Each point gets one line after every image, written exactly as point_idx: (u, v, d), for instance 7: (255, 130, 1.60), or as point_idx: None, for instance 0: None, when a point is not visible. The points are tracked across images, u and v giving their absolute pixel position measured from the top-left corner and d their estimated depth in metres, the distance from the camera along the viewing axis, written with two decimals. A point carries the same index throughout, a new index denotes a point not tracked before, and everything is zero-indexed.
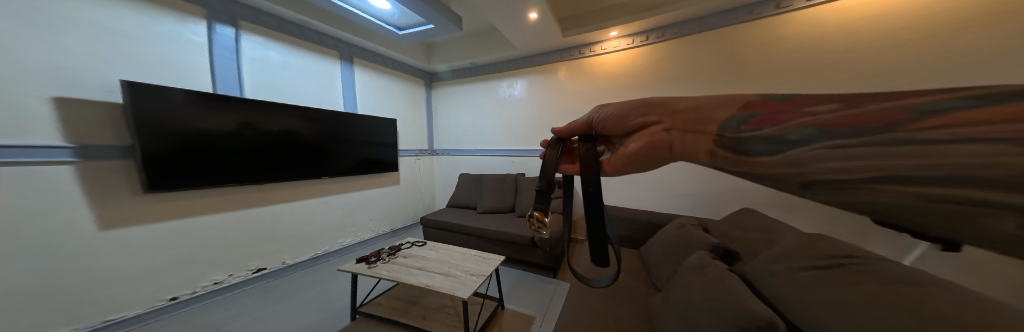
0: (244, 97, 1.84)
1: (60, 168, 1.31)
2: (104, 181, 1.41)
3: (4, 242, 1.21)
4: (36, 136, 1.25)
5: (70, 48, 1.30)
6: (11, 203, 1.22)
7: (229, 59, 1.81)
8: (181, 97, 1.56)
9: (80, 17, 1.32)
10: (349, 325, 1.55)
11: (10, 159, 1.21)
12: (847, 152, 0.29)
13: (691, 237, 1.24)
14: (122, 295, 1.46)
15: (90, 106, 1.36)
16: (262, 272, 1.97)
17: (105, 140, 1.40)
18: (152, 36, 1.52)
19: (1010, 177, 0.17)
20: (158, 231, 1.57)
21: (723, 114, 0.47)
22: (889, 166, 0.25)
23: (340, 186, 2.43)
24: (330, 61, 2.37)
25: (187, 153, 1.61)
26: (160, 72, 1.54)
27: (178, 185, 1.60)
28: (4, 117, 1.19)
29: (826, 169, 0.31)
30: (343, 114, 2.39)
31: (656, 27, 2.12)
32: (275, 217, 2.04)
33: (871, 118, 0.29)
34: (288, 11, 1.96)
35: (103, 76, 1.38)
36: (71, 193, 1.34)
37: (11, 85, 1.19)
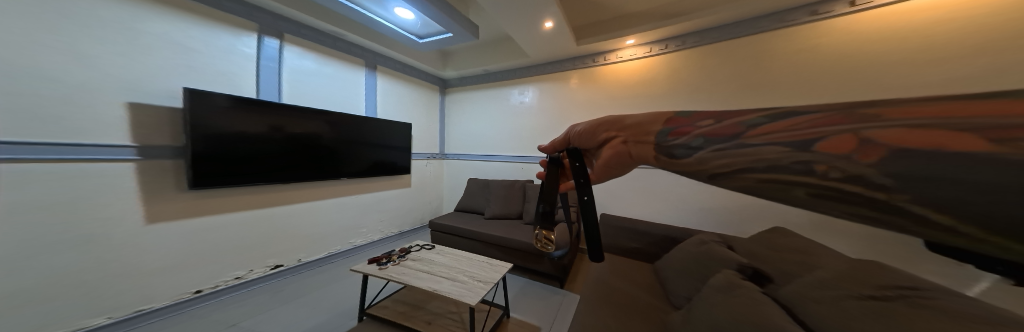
0: (280, 103, 1.98)
1: (121, 165, 1.45)
2: (154, 178, 1.54)
3: (64, 231, 1.33)
4: (105, 136, 1.40)
5: (138, 58, 1.47)
6: (73, 197, 1.35)
7: (272, 68, 1.98)
8: (224, 102, 1.69)
9: (147, 30, 1.49)
10: (355, 326, 1.58)
11: (76, 156, 1.34)
12: (724, 152, 0.36)
13: (714, 254, 1.21)
14: (155, 286, 1.56)
15: (153, 111, 1.52)
16: (278, 269, 2.06)
17: (163, 141, 1.55)
18: (203, 46, 1.68)
19: (904, 166, 0.21)
20: (191, 226, 1.68)
21: (658, 125, 0.50)
22: (753, 159, 0.32)
23: (354, 187, 2.52)
24: (356, 68, 2.49)
25: (225, 153, 1.73)
26: (205, 78, 1.68)
27: (216, 183, 1.71)
28: (83, 120, 1.34)
29: (713, 165, 0.37)
30: (362, 119, 2.49)
31: (675, 35, 2.08)
32: (294, 215, 2.14)
33: (731, 129, 0.38)
34: (323, 23, 2.10)
35: (167, 85, 1.54)
36: (126, 189, 1.47)
37: (91, 92, 1.35)
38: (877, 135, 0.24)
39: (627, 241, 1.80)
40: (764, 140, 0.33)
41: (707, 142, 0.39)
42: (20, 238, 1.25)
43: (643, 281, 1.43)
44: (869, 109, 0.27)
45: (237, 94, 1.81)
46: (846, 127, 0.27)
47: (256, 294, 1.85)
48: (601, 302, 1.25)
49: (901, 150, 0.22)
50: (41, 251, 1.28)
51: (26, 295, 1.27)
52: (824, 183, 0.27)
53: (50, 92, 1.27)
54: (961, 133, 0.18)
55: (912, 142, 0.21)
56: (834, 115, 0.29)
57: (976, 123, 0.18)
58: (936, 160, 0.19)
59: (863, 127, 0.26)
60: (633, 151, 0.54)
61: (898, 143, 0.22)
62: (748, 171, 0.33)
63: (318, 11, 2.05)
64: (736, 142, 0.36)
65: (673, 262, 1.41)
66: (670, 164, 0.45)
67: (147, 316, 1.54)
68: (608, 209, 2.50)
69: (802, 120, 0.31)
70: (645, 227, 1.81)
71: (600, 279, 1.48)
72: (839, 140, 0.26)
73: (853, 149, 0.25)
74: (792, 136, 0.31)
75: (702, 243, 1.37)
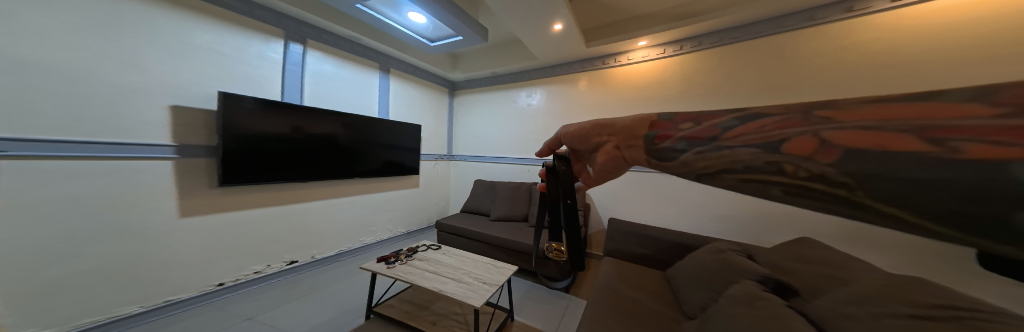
0: (302, 105, 2.07)
1: (161, 163, 1.55)
2: (191, 175, 1.65)
3: (105, 223, 1.42)
4: (149, 136, 1.51)
5: (175, 63, 1.56)
6: (114, 191, 1.43)
7: (296, 72, 2.08)
8: (252, 105, 1.78)
9: (184, 37, 1.60)
10: (363, 324, 1.60)
11: (121, 154, 1.44)
12: (705, 154, 0.37)
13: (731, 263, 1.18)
14: (183, 278, 1.64)
15: (194, 113, 1.64)
16: (294, 265, 2.13)
17: (199, 140, 1.67)
18: (233, 51, 1.78)
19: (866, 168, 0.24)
20: (219, 221, 1.77)
21: (643, 129, 0.51)
22: (733, 161, 0.34)
23: (366, 187, 2.58)
24: (371, 71, 2.56)
25: (251, 152, 1.82)
26: (234, 81, 1.79)
27: (242, 180, 1.80)
28: (134, 122, 1.46)
29: (698, 166, 0.38)
30: (376, 120, 2.56)
31: (690, 36, 2.04)
32: (309, 213, 2.21)
33: (709, 131, 0.39)
34: (342, 28, 2.18)
35: (203, 89, 1.66)
36: (166, 185, 1.57)
37: (141, 97, 1.47)
38: (832, 136, 0.27)
39: (637, 247, 1.76)
40: (738, 142, 0.35)
41: (690, 146, 0.40)
42: (59, 229, 1.32)
43: (654, 289, 1.40)
44: (820, 112, 0.30)
45: (262, 97, 1.90)
46: (804, 129, 0.30)
47: (272, 289, 1.92)
48: (609, 308, 1.22)
49: (852, 149, 0.25)
50: (82, 242, 1.37)
51: (67, 284, 1.35)
52: (795, 182, 0.29)
53: (91, 92, 1.35)
54: (903, 135, 0.22)
55: (860, 143, 0.24)
56: (792, 119, 0.32)
57: (909, 126, 0.22)
58: (888, 158, 0.22)
59: (820, 129, 0.29)
60: (625, 155, 0.55)
61: (849, 144, 0.25)
62: (728, 172, 0.34)
63: (337, 16, 2.14)
64: (714, 144, 0.37)
65: (685, 270, 1.37)
66: (660, 166, 0.45)
67: (174, 306, 1.62)
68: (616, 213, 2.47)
69: (767, 122, 0.34)
70: (656, 233, 1.75)
71: (607, 284, 1.46)
72: (801, 142, 0.29)
73: (814, 150, 0.27)
74: (759, 137, 0.33)
75: (721, 251, 1.31)
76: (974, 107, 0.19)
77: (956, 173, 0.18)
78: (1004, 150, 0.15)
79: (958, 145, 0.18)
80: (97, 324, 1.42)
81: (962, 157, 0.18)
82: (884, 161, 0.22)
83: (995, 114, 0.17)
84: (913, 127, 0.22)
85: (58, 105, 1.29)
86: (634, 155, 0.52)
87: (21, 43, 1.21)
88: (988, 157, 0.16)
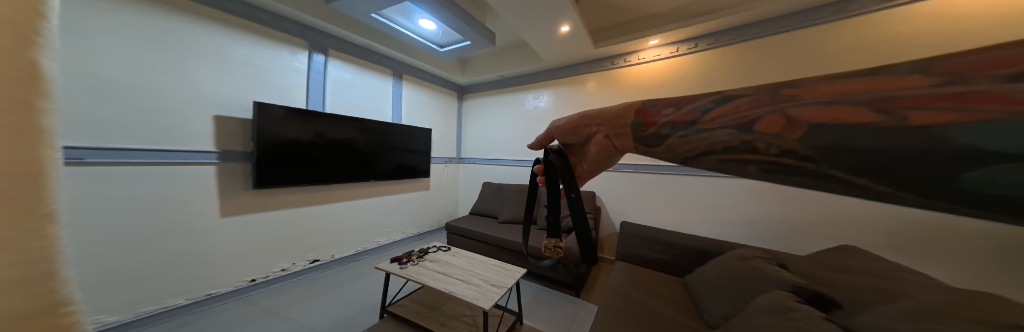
0: (324, 112, 2.18)
1: (206, 168, 1.71)
2: (232, 179, 1.81)
3: (156, 222, 1.56)
4: (194, 143, 1.66)
5: (210, 74, 1.70)
6: (166, 193, 1.58)
7: (318, 81, 2.20)
8: (281, 113, 1.91)
9: (219, 48, 1.73)
10: (377, 323, 1.64)
11: (174, 161, 1.59)
12: (688, 137, 0.40)
13: None
14: (219, 272, 1.76)
15: (234, 122, 1.81)
16: (316, 263, 2.23)
17: (237, 146, 1.82)
18: (264, 62, 1.92)
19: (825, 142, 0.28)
20: (253, 220, 1.91)
21: (629, 116, 0.51)
22: (716, 144, 0.37)
23: (380, 189, 2.67)
24: (384, 78, 2.66)
25: (282, 156, 1.95)
26: (264, 90, 1.92)
27: (274, 182, 1.94)
28: (185, 130, 1.62)
29: (686, 148, 0.41)
30: (389, 125, 2.65)
31: (704, 33, 1.98)
32: (329, 214, 2.31)
33: (688, 116, 0.41)
34: (360, 38, 2.30)
35: (241, 99, 1.82)
36: (209, 188, 1.72)
37: (192, 107, 1.64)
38: (796, 113, 0.31)
39: (650, 251, 1.68)
40: (715, 124, 0.38)
41: (673, 130, 0.42)
42: (115, 227, 1.44)
43: (671, 297, 1.34)
44: (785, 91, 0.34)
45: (289, 105, 2.03)
46: (770, 108, 0.34)
47: (296, 286, 2.02)
48: None
49: (816, 124, 0.29)
50: (140, 237, 1.51)
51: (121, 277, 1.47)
52: (766, 158, 0.33)
53: (140, 101, 1.48)
54: (858, 107, 0.26)
55: (821, 117, 0.28)
56: (760, 97, 0.36)
57: (862, 98, 0.26)
58: (846, 129, 0.26)
59: (785, 106, 0.32)
60: (615, 143, 0.56)
61: (811, 119, 0.29)
62: (710, 153, 0.38)
63: (353, 25, 2.25)
64: (695, 127, 0.40)
65: None
66: (648, 151, 0.48)
67: (210, 300, 1.73)
68: (629, 216, 2.42)
69: (740, 104, 0.37)
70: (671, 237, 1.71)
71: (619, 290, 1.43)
72: (770, 121, 0.33)
73: (782, 127, 0.31)
74: (733, 119, 0.37)
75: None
76: (914, 78, 0.24)
77: (906, 140, 0.22)
78: (950, 117, 0.20)
79: (908, 113, 0.23)
80: (151, 313, 1.55)
81: (908, 124, 0.22)
82: (832, 136, 0.27)
83: (936, 83, 0.22)
84: (866, 99, 0.26)
85: (121, 115, 1.43)
86: (622, 143, 0.54)
87: (89, 61, 1.35)
88: (937, 122, 0.20)
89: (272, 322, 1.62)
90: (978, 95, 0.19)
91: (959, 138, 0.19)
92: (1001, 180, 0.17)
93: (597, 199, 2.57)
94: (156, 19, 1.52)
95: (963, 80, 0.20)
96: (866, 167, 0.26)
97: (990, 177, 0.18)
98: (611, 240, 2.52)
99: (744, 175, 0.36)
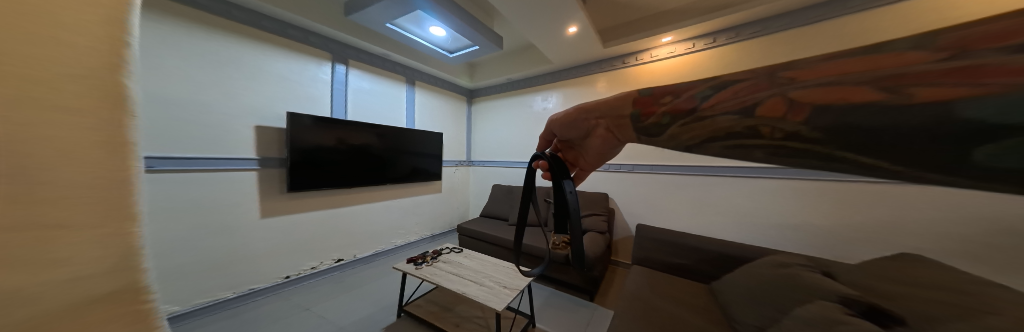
0: (346, 120, 2.32)
1: (247, 173, 1.87)
2: (269, 183, 1.97)
3: (208, 223, 1.72)
4: (237, 151, 1.82)
5: (245, 87, 1.85)
6: (215, 196, 1.74)
7: (340, 91, 2.32)
8: (308, 121, 2.05)
9: (255, 64, 1.89)
10: (394, 322, 1.70)
11: (224, 168, 1.77)
12: (690, 126, 0.40)
13: (801, 280, 1.05)
14: (259, 268, 1.93)
15: (269, 131, 1.97)
16: (340, 263, 2.35)
17: (273, 153, 1.98)
18: (294, 75, 2.07)
19: (833, 124, 0.28)
20: (284, 221, 2.05)
21: (627, 108, 0.51)
22: (719, 132, 0.37)
23: (396, 192, 2.78)
24: (398, 85, 2.76)
25: (311, 162, 2.10)
26: (293, 100, 2.06)
27: (306, 186, 2.09)
28: (230, 140, 1.79)
29: (689, 137, 0.41)
30: (404, 130, 2.75)
31: (723, 28, 1.91)
32: (350, 216, 2.42)
33: (687, 104, 0.41)
34: (379, 48, 2.42)
35: (275, 110, 1.98)
36: (250, 192, 1.89)
37: (237, 119, 1.82)
38: (797, 95, 0.31)
39: (672, 257, 1.64)
40: (715, 111, 0.38)
41: (674, 120, 0.42)
42: (185, 227, 1.64)
43: (695, 303, 1.29)
44: (783, 74, 0.33)
45: (316, 114, 2.18)
46: (771, 91, 0.33)
47: (322, 284, 2.14)
48: (639, 321, 1.17)
49: (817, 107, 0.28)
50: (195, 236, 1.68)
51: (179, 272, 1.63)
52: (772, 141, 0.33)
53: (201, 115, 1.68)
54: (858, 86, 0.26)
55: (822, 100, 0.28)
56: (759, 81, 0.35)
57: (864, 78, 0.26)
58: (846, 110, 0.27)
59: (786, 89, 0.32)
60: (617, 135, 0.56)
61: (812, 101, 0.29)
62: (713, 140, 0.38)
63: (370, 36, 2.36)
64: (694, 115, 0.40)
65: (737, 282, 1.27)
66: (651, 140, 0.49)
67: (250, 295, 1.88)
68: (644, 219, 2.36)
69: (739, 88, 0.36)
70: (694, 242, 1.64)
71: (635, 294, 1.40)
72: (772, 103, 0.32)
73: (785, 111, 0.31)
74: (734, 104, 0.36)
75: (784, 265, 1.19)
76: (918, 53, 0.24)
77: (906, 118, 0.23)
78: (955, 93, 0.20)
79: (913, 90, 0.23)
80: (205, 305, 1.71)
81: (911, 100, 0.23)
82: (841, 117, 0.27)
83: (941, 58, 0.23)
84: (865, 78, 0.26)
85: (179, 127, 1.61)
86: (623, 133, 0.54)
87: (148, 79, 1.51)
88: (943, 97, 0.21)
89: (303, 317, 1.73)
90: (985, 69, 0.20)
91: (965, 112, 0.20)
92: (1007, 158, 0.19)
93: (609, 200, 2.52)
94: (203, 39, 1.68)
95: (971, 54, 0.21)
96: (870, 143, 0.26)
97: (1000, 154, 0.19)
98: (626, 243, 2.46)
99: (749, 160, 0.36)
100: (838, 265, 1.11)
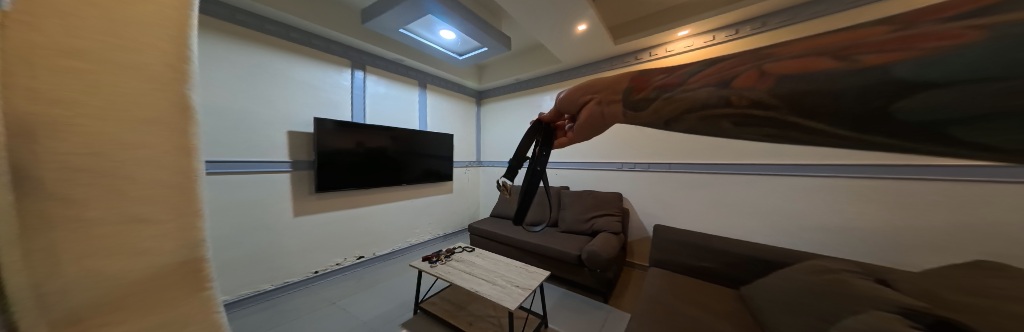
0: (365, 123, 2.42)
1: (280, 175, 2.02)
2: (299, 184, 2.11)
3: (247, 220, 1.88)
4: (270, 154, 1.97)
5: (274, 95, 1.97)
6: (252, 197, 1.89)
7: (358, 96, 2.43)
8: (331, 126, 2.17)
9: (286, 73, 2.03)
10: (411, 319, 1.75)
11: (260, 170, 1.92)
12: (672, 98, 0.37)
13: (846, 285, 0.99)
14: (290, 264, 2.06)
15: (299, 136, 2.11)
16: (362, 259, 2.46)
17: (302, 156, 2.12)
18: (318, 83, 2.20)
19: (794, 91, 0.25)
20: (313, 219, 2.19)
21: (624, 84, 0.46)
22: (696, 103, 0.34)
23: (411, 192, 2.87)
24: (411, 88, 2.84)
25: (336, 164, 2.22)
26: (317, 107, 2.19)
27: (332, 187, 2.22)
28: (266, 145, 1.94)
29: (669, 109, 0.37)
30: (417, 132, 2.83)
31: (745, 19, 1.82)
32: (369, 216, 2.52)
33: (672, 81, 0.38)
34: (393, 53, 2.51)
35: (303, 116, 2.12)
36: (283, 192, 2.03)
37: (271, 126, 1.97)
38: (770, 68, 0.28)
39: (694, 259, 1.57)
40: (696, 83, 0.35)
41: (660, 93, 0.39)
42: (228, 225, 1.79)
43: (721, 310, 1.22)
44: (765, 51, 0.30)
45: (338, 119, 2.29)
46: (750, 65, 0.30)
47: (346, 280, 2.25)
48: (658, 325, 1.13)
49: (783, 76, 0.26)
50: (235, 234, 1.82)
51: (224, 266, 1.79)
52: (740, 111, 0.30)
53: (243, 123, 1.84)
54: (822, 56, 0.24)
55: (788, 69, 0.26)
56: (741, 58, 0.32)
57: (829, 49, 0.24)
58: (803, 79, 0.24)
59: (762, 63, 0.29)
60: (605, 111, 0.53)
61: (781, 70, 0.26)
62: (689, 111, 0.35)
63: (385, 42, 2.44)
64: (678, 89, 0.37)
65: (772, 282, 1.23)
66: (632, 117, 0.45)
67: (284, 288, 2.02)
68: (661, 220, 2.27)
69: (721, 65, 0.34)
70: (719, 244, 1.56)
71: (653, 297, 1.36)
72: (747, 76, 0.30)
73: (755, 80, 0.29)
74: (717, 78, 0.33)
75: (829, 271, 1.11)
76: (874, 30, 0.23)
77: (845, 80, 0.21)
78: (891, 56, 0.19)
79: (863, 57, 0.21)
80: (246, 296, 1.86)
81: (859, 66, 0.21)
82: (802, 83, 0.24)
83: (892, 30, 0.21)
84: (830, 49, 0.24)
85: (222, 133, 1.76)
86: (610, 110, 0.51)
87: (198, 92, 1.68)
88: (885, 61, 0.19)
89: (329, 310, 1.84)
90: (926, 35, 0.18)
91: (898, 70, 0.18)
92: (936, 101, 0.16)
93: (623, 200, 2.46)
94: (240, 53, 1.83)
95: (916, 26, 0.20)
96: (822, 109, 0.24)
97: (934, 100, 0.17)
98: (641, 244, 2.38)
99: (722, 131, 0.34)
100: (896, 274, 1.03)
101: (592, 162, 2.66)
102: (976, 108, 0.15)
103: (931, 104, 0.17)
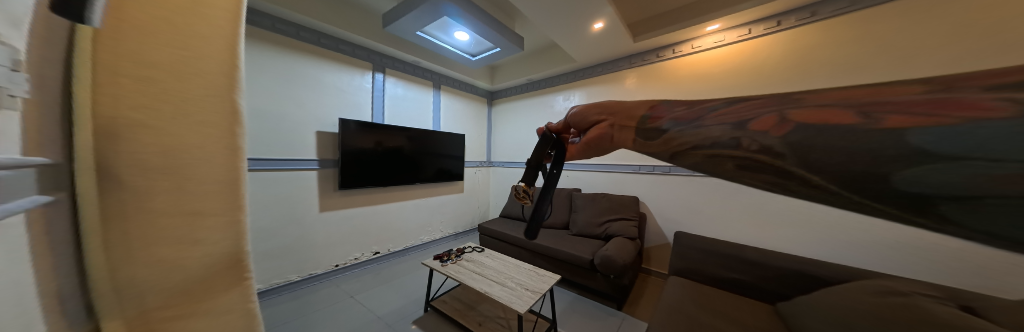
0: (384, 124, 2.51)
1: (309, 173, 2.14)
2: (326, 181, 2.22)
3: (276, 214, 1.99)
4: (301, 153, 2.09)
5: (303, 97, 2.08)
6: (283, 192, 2.01)
7: (377, 97, 2.50)
8: (354, 126, 2.26)
9: (315, 75, 2.14)
10: (422, 316, 1.78)
11: (292, 168, 2.04)
12: (694, 130, 0.44)
13: (909, 309, 0.89)
14: (316, 257, 2.17)
15: (325, 135, 2.22)
16: (378, 255, 2.54)
17: (328, 155, 2.23)
18: (345, 85, 2.31)
19: (811, 143, 0.34)
20: (336, 215, 2.29)
21: (640, 110, 0.56)
22: (715, 139, 0.41)
23: (424, 191, 2.93)
24: (427, 90, 2.91)
25: (357, 163, 2.30)
26: (342, 108, 2.30)
27: (355, 184, 2.31)
28: (298, 144, 2.07)
29: (688, 143, 0.44)
30: (431, 132, 2.89)
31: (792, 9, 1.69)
32: (386, 213, 2.60)
33: (696, 114, 0.46)
34: (412, 57, 2.59)
35: (329, 117, 2.23)
36: (309, 188, 2.14)
37: (302, 126, 2.09)
38: (791, 115, 0.37)
39: (724, 270, 1.46)
40: (716, 122, 0.43)
41: (674, 125, 0.47)
42: (265, 218, 1.93)
43: (754, 327, 1.12)
44: (791, 99, 0.40)
45: (359, 120, 2.38)
46: (772, 109, 0.39)
47: (363, 274, 2.34)
48: None
49: (803, 123, 0.35)
50: (267, 226, 1.94)
51: (260, 256, 1.92)
52: (746, 153, 0.38)
53: (280, 123, 1.98)
54: (840, 112, 0.33)
55: (810, 119, 0.35)
56: (767, 102, 0.41)
57: (846, 107, 0.34)
58: (823, 129, 0.33)
59: (785, 109, 0.38)
60: (615, 134, 0.61)
61: (803, 119, 0.36)
62: (698, 148, 0.42)
63: (405, 44, 2.51)
64: (696, 124, 0.44)
65: (817, 301, 1.10)
66: (644, 145, 0.51)
67: (310, 279, 2.13)
68: (682, 226, 2.16)
69: (744, 107, 0.42)
70: (755, 254, 1.43)
71: (674, 305, 1.28)
72: (767, 120, 0.38)
73: (772, 126, 0.37)
74: (734, 117, 0.42)
75: (897, 294, 0.97)
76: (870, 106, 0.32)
77: (873, 139, 0.30)
78: (913, 122, 0.28)
79: (882, 117, 0.31)
80: (277, 285, 1.99)
81: (882, 125, 0.30)
82: (814, 140, 0.33)
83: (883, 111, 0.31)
84: (853, 106, 0.33)
85: (258, 132, 1.88)
86: (621, 134, 0.58)
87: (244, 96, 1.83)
88: (899, 128, 0.29)
89: (349, 303, 1.91)
90: (954, 106, 0.28)
91: (920, 141, 0.27)
92: (941, 177, 0.26)
93: (641, 204, 2.36)
94: (275, 56, 1.94)
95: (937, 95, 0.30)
96: (824, 167, 0.33)
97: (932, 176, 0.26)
98: (660, 251, 2.28)
99: (721, 172, 0.40)
100: (985, 301, 0.89)
101: (608, 164, 2.56)
102: (982, 188, 0.25)
103: (931, 178, 0.26)
